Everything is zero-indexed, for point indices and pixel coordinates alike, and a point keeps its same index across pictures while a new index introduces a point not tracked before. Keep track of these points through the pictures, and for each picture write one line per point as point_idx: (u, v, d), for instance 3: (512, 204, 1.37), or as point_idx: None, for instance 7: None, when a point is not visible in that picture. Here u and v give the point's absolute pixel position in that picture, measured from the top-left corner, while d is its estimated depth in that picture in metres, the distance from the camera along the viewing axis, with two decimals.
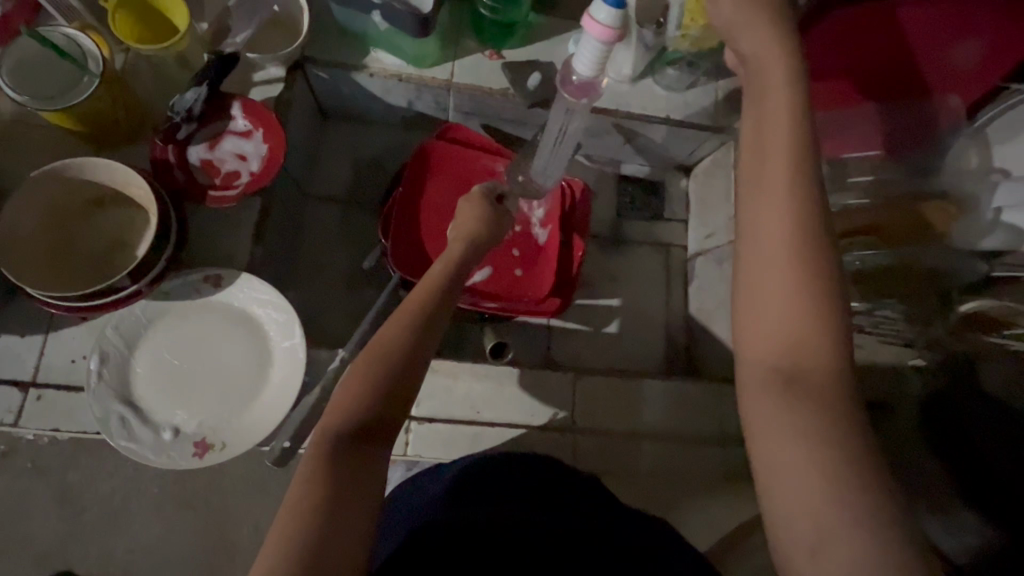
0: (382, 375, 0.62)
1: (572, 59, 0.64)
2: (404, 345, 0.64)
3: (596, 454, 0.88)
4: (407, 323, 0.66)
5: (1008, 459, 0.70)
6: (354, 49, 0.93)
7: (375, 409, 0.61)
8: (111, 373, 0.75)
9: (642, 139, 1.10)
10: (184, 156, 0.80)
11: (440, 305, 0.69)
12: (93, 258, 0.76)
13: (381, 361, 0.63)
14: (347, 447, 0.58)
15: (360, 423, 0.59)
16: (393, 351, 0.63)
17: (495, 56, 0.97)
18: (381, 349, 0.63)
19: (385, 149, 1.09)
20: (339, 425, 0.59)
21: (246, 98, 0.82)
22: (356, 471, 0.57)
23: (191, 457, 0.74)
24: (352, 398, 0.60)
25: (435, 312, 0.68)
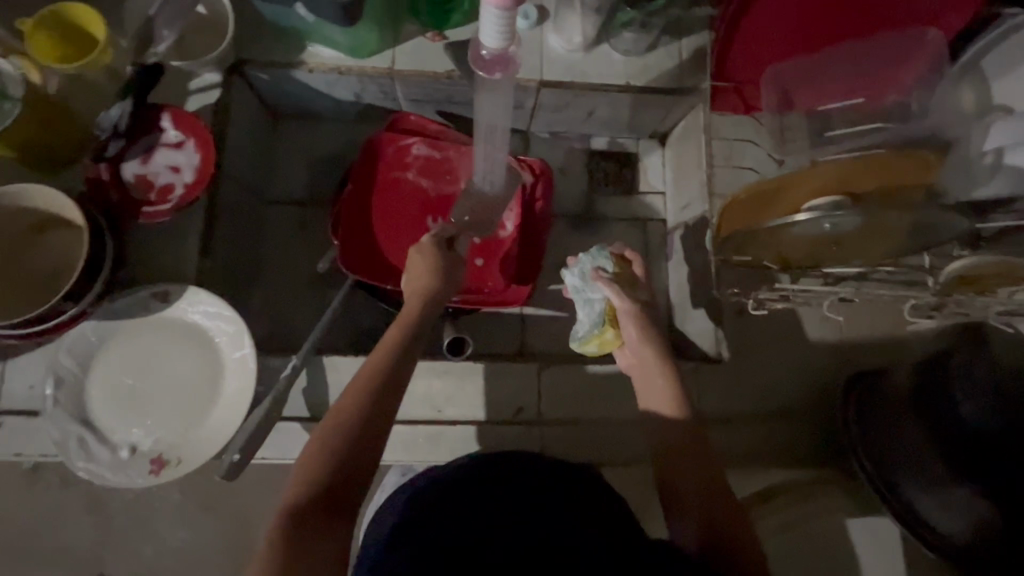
0: (340, 442, 0.61)
1: (478, 33, 0.60)
2: (363, 408, 0.64)
3: (567, 446, 0.85)
4: (364, 386, 0.65)
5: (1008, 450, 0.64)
6: (288, 45, 0.89)
7: (335, 477, 0.60)
8: (67, 396, 0.75)
9: (607, 110, 1.03)
10: (116, 173, 0.79)
11: (400, 362, 0.68)
12: (40, 284, 0.77)
13: (339, 427, 0.62)
14: (305, 516, 0.57)
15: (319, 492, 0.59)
16: (353, 417, 0.63)
17: (437, 37, 0.91)
18: (339, 414, 0.63)
19: (339, 146, 1.06)
20: (297, 497, 0.58)
21: (176, 109, 0.81)
22: (313, 541, 0.56)
23: (149, 474, 0.74)
24: (311, 466, 0.60)
25: (395, 370, 0.67)
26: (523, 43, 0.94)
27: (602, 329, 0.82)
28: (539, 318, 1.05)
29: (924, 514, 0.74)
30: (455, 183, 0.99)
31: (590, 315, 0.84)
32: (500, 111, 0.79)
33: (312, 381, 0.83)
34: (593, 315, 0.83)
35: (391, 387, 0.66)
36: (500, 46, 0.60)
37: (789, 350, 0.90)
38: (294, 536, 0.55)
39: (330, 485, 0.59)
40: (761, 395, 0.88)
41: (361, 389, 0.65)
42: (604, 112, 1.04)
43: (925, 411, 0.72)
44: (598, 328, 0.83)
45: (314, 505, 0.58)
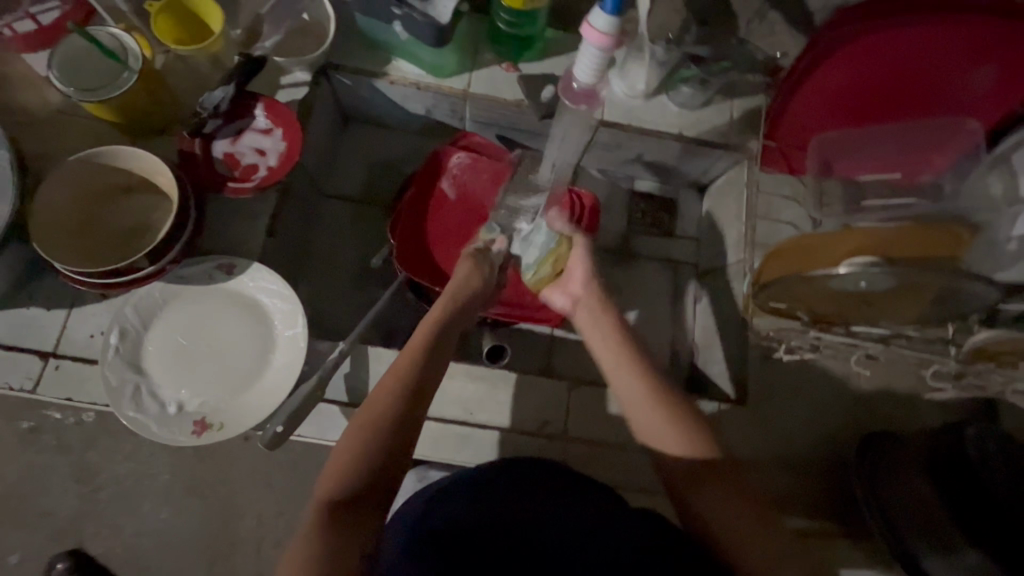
0: (366, 447, 0.64)
1: (573, 69, 0.72)
2: (387, 427, 0.65)
3: (587, 465, 0.87)
4: (388, 405, 0.66)
5: (1008, 488, 0.68)
6: (377, 57, 0.97)
7: (359, 485, 0.62)
8: (127, 348, 0.79)
9: (655, 155, 1.10)
10: (213, 173, 0.84)
11: (420, 384, 0.69)
12: (117, 239, 0.81)
13: (358, 445, 0.64)
14: (338, 516, 0.60)
15: (346, 498, 0.61)
16: (374, 440, 0.64)
17: (511, 68, 0.99)
18: (359, 431, 0.64)
19: (401, 155, 1.13)
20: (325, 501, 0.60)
21: (268, 99, 0.87)
22: (345, 540, 0.58)
23: (191, 434, 0.77)
24: (337, 472, 0.63)
25: (415, 392, 0.68)
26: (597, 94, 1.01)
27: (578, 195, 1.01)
28: (566, 340, 1.08)
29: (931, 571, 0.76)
30: (507, 203, 1.05)
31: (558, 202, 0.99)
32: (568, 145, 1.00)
33: (354, 368, 0.86)
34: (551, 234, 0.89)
35: (406, 414, 0.67)
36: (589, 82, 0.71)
37: (808, 398, 0.93)
38: (331, 535, 0.58)
39: (356, 491, 0.62)
40: (773, 441, 0.91)
41: (375, 414, 0.65)
42: (652, 156, 1.10)
43: (938, 450, 0.78)
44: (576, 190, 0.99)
45: (348, 506, 0.61)
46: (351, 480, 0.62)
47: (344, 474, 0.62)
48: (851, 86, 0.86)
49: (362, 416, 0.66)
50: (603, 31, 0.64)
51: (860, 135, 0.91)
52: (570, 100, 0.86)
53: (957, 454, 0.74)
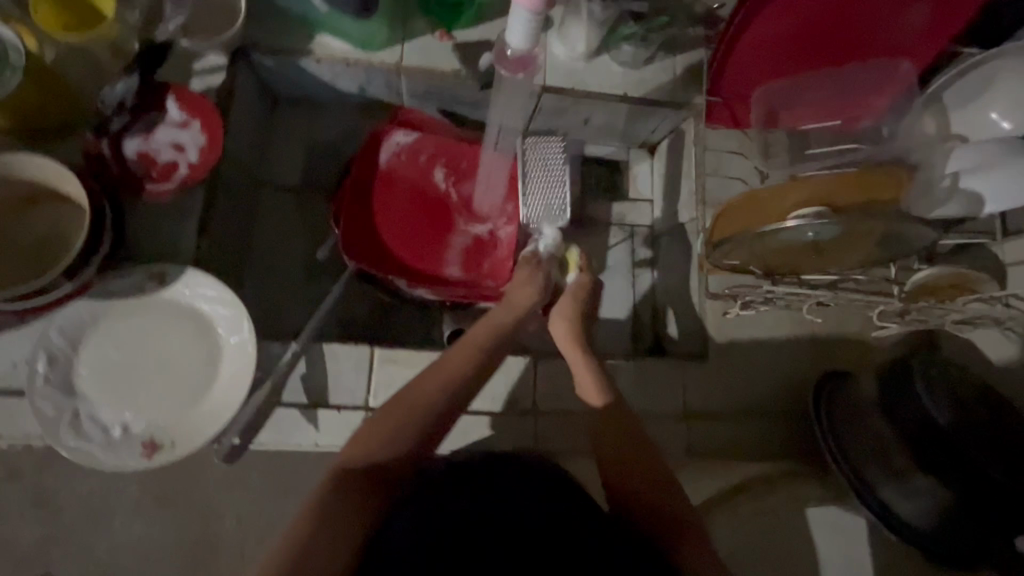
0: (411, 426, 0.68)
1: (505, 34, 0.68)
2: (427, 413, 0.69)
3: (560, 441, 0.87)
4: (441, 391, 0.70)
5: (979, 448, 0.69)
6: (298, 33, 0.89)
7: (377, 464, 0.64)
8: (57, 374, 0.73)
9: (603, 117, 1.07)
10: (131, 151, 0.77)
11: (453, 402, 0.71)
12: (28, 258, 0.74)
13: (401, 424, 0.67)
14: (346, 485, 0.62)
15: (361, 472, 0.63)
16: (400, 435, 0.67)
17: (445, 36, 0.93)
18: (392, 421, 0.68)
19: (338, 137, 1.06)
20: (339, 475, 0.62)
21: (179, 87, 0.79)
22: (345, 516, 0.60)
23: (141, 457, 0.73)
24: (359, 447, 0.65)
25: (448, 407, 0.70)
26: None
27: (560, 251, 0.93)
28: None
29: (891, 504, 0.80)
30: (455, 176, 1.01)
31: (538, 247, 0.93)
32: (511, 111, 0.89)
33: (312, 367, 0.82)
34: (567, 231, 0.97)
35: (437, 425, 0.69)
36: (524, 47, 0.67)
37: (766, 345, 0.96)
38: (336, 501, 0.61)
39: (375, 469, 0.64)
40: (736, 396, 0.93)
41: (410, 415, 0.68)
42: (600, 119, 1.08)
43: (891, 407, 0.77)
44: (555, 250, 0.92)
45: (362, 477, 0.63)
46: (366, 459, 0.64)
47: (376, 445, 0.65)
48: (792, 33, 0.85)
49: (397, 407, 0.69)
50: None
51: (803, 83, 0.90)
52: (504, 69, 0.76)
53: (908, 404, 0.75)
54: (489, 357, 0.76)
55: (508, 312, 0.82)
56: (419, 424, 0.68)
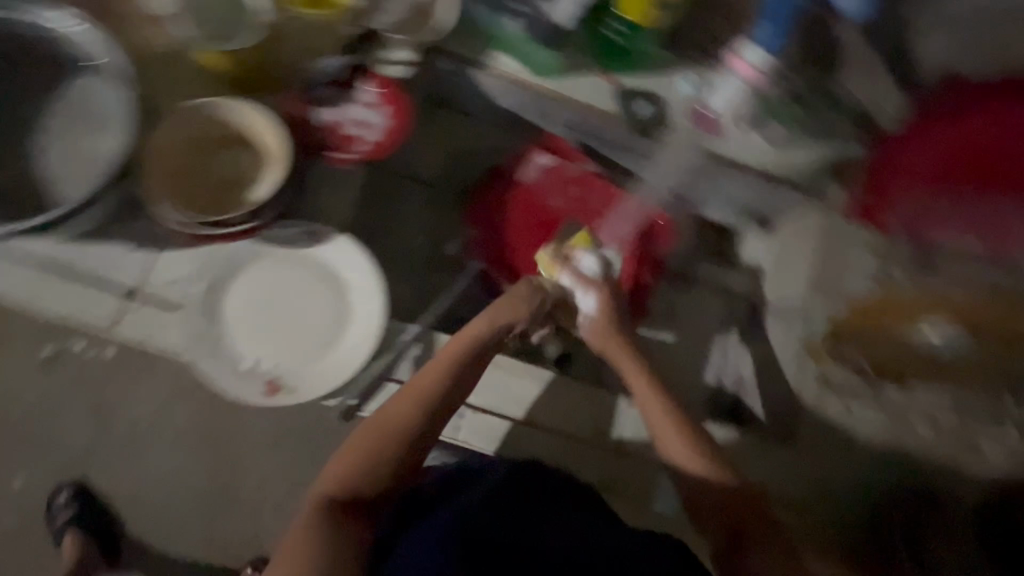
0: (378, 457, 0.72)
1: None
2: (395, 441, 0.73)
3: (625, 485, 0.90)
4: (409, 418, 0.74)
5: None
6: (482, 47, 0.96)
7: (354, 492, 0.70)
8: (211, 299, 0.81)
9: (736, 189, 1.04)
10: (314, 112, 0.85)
11: (420, 432, 0.75)
12: (212, 192, 0.81)
13: (370, 455, 0.72)
14: (336, 514, 0.67)
15: (342, 503, 0.69)
16: (375, 464, 0.72)
17: (608, 78, 0.98)
18: (367, 451, 0.72)
19: (480, 145, 1.13)
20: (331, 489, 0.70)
21: (376, 73, 0.87)
22: (343, 536, 0.66)
23: (263, 393, 0.78)
24: (342, 479, 0.71)
25: (416, 435, 0.74)
26: (681, 109, 0.98)
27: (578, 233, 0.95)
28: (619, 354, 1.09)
29: None
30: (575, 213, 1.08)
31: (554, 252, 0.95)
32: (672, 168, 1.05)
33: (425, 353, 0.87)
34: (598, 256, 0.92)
35: (409, 445, 0.74)
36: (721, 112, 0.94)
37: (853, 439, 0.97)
38: (327, 529, 0.65)
39: (352, 500, 0.69)
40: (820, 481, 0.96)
41: (377, 441, 0.73)
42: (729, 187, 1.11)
43: (988, 523, 0.93)
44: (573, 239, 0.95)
45: (345, 507, 0.68)
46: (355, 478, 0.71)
47: (354, 473, 0.71)
48: (942, 142, 0.94)
49: (370, 430, 0.73)
50: (755, 64, 0.88)
51: (943, 193, 0.94)
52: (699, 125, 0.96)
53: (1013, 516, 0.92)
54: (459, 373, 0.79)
55: (474, 325, 0.83)
56: (391, 450, 0.73)
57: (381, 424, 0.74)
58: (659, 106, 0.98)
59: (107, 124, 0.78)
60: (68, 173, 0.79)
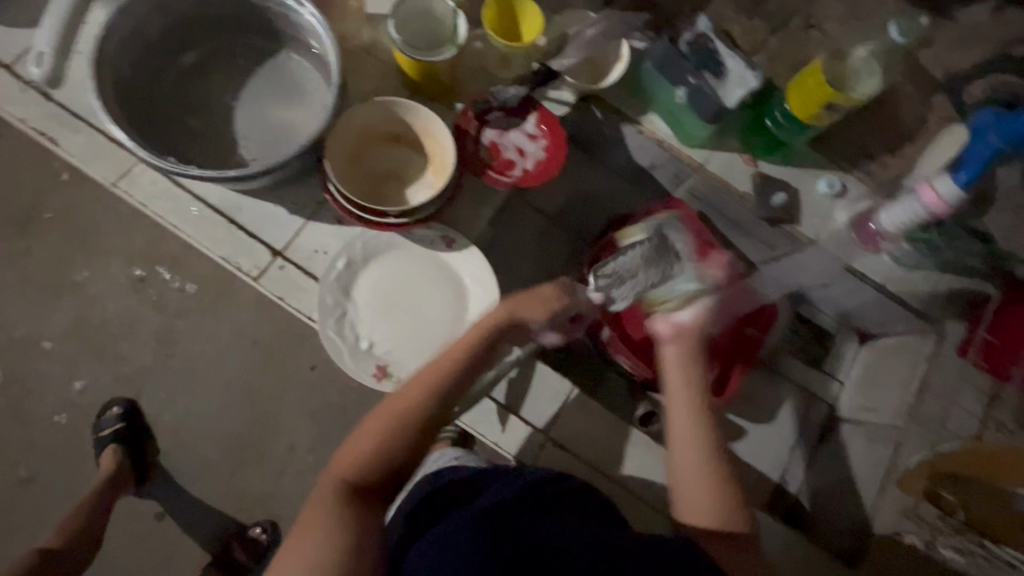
0: (394, 435, 0.64)
1: (879, 211, 0.93)
2: (413, 416, 0.65)
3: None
4: (424, 397, 0.65)
5: None
6: (637, 105, 1.01)
7: (369, 480, 0.62)
8: (346, 275, 0.85)
9: (841, 290, 1.09)
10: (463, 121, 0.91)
11: (441, 409, 0.66)
12: (374, 180, 0.89)
13: (384, 430, 0.64)
14: (353, 502, 0.59)
15: (358, 488, 0.61)
16: (382, 456, 0.63)
17: (750, 161, 1.01)
18: (382, 423, 0.64)
19: (603, 192, 1.17)
20: (339, 489, 0.60)
21: (543, 109, 0.92)
22: (358, 525, 0.57)
23: (372, 376, 0.82)
24: (355, 462, 0.63)
25: (435, 411, 0.66)
26: (814, 206, 1.00)
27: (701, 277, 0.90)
28: None
29: None
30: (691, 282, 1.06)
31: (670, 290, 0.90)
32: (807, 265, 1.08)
33: (520, 378, 0.90)
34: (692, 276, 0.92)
35: (419, 431, 0.65)
36: (887, 231, 0.94)
37: None
38: (346, 516, 0.57)
39: (370, 484, 0.61)
40: None
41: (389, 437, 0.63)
42: (838, 291, 1.10)
43: None
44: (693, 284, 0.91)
45: (363, 492, 0.60)
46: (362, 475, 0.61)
47: (369, 454, 0.63)
48: None
49: (385, 412, 0.65)
50: (942, 195, 0.84)
51: None
52: (855, 236, 0.99)
53: None
54: (473, 366, 0.70)
55: (488, 317, 0.74)
56: (400, 440, 0.64)
57: (395, 402, 0.66)
58: (793, 199, 1.00)
59: (305, 103, 0.87)
60: (253, 133, 0.87)
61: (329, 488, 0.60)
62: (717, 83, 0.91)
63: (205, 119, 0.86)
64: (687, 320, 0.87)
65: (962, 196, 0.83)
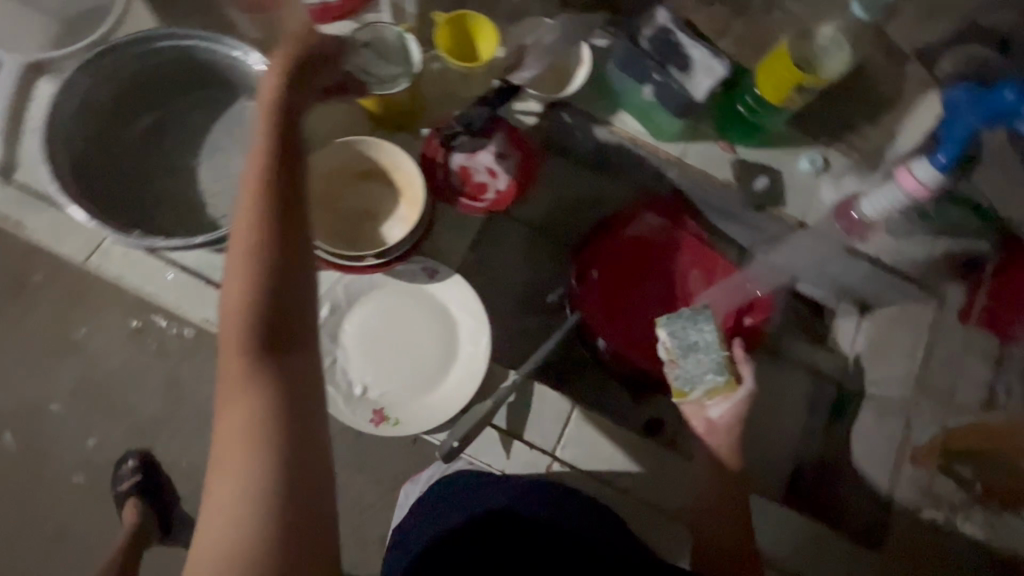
0: (258, 281, 0.56)
1: (862, 198, 0.90)
2: (260, 250, 0.57)
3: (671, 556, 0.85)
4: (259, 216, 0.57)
5: None
6: (607, 105, 0.99)
7: (269, 317, 0.56)
8: (332, 322, 0.85)
9: (840, 269, 1.04)
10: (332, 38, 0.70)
11: (274, 230, 0.58)
12: (348, 221, 0.87)
13: (256, 276, 0.56)
14: (259, 359, 0.55)
15: (262, 342, 0.56)
16: (267, 289, 0.56)
17: (728, 148, 0.99)
18: (251, 262, 0.57)
19: (585, 195, 1.15)
20: (249, 335, 0.56)
21: (510, 125, 0.90)
22: (268, 393, 0.54)
23: (369, 422, 0.82)
24: (251, 293, 0.56)
25: (269, 228, 0.58)
26: (798, 187, 0.98)
27: (731, 374, 0.85)
28: None
29: None
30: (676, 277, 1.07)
31: (694, 383, 0.85)
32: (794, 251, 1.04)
33: (519, 401, 0.88)
34: (715, 363, 0.85)
35: (275, 244, 0.58)
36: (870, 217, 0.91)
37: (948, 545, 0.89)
38: (258, 376, 0.55)
39: (266, 329, 0.56)
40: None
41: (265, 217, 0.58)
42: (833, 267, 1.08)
43: None
44: (721, 377, 0.85)
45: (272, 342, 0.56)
46: (256, 334, 0.55)
47: (247, 311, 0.56)
48: None
49: (243, 249, 0.57)
50: (924, 181, 0.79)
51: None
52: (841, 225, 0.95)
53: None
54: (282, 153, 0.62)
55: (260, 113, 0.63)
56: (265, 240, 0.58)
57: (253, 247, 0.57)
58: (776, 182, 0.98)
59: None
60: (219, 188, 0.85)
61: (236, 333, 0.55)
62: (683, 76, 0.86)
63: (169, 179, 0.85)
64: (719, 417, 0.85)
65: (941, 180, 0.78)
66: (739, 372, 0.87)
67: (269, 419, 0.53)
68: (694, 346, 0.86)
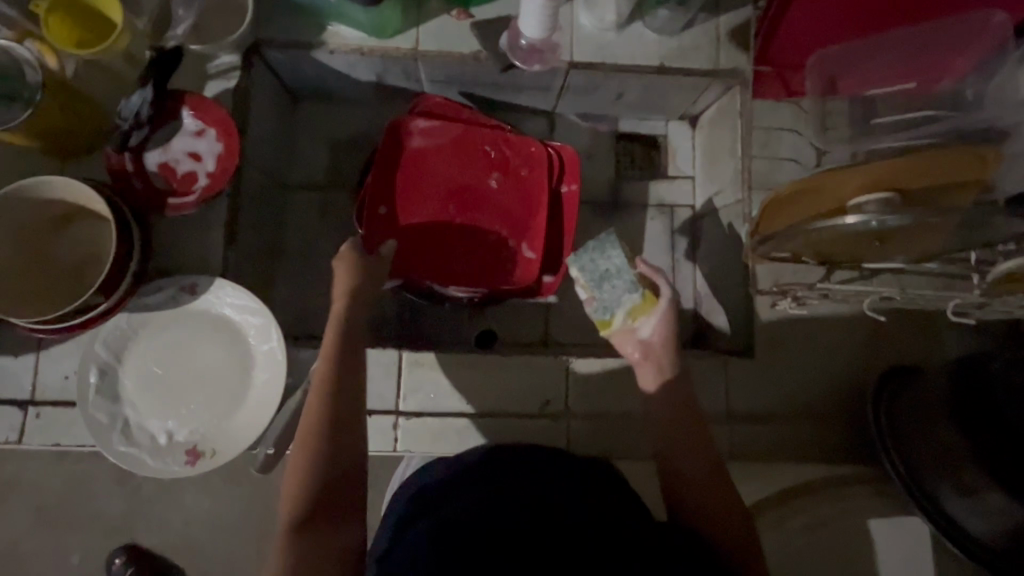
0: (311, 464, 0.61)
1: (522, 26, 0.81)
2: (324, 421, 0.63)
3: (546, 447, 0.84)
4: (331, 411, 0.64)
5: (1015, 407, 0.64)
6: (310, 24, 0.86)
7: (323, 490, 0.60)
8: (106, 384, 0.77)
9: (638, 92, 0.97)
10: None
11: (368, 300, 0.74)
12: (68, 277, 0.76)
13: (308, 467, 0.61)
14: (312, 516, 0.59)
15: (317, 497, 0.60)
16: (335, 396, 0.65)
17: (462, 15, 0.87)
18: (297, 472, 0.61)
19: (362, 130, 1.03)
20: (307, 501, 0.59)
21: (194, 96, 0.78)
22: (317, 543, 0.57)
23: (185, 464, 0.76)
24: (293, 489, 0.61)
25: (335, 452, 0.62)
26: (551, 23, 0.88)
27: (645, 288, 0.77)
28: (560, 306, 1.03)
29: (959, 520, 0.73)
30: (462, 168, 0.92)
31: (613, 308, 0.77)
32: (542, 81, 0.94)
33: None
34: (627, 281, 0.77)
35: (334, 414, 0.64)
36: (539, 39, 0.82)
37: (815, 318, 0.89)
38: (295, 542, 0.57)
39: (326, 486, 0.60)
40: (787, 396, 0.88)
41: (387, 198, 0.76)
42: (634, 94, 0.98)
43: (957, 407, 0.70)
44: (638, 294, 0.77)
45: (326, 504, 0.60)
46: (318, 476, 0.61)
47: (303, 479, 0.61)
48: None
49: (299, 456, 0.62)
50: None
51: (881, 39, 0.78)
52: (521, 60, 0.86)
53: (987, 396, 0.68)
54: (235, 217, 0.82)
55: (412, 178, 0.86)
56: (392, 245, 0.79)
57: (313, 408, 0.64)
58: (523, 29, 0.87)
59: None
60: None
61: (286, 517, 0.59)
62: None
63: None
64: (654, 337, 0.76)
65: None
66: (655, 285, 0.80)
67: (306, 502, 0.60)
68: (606, 273, 0.78)
